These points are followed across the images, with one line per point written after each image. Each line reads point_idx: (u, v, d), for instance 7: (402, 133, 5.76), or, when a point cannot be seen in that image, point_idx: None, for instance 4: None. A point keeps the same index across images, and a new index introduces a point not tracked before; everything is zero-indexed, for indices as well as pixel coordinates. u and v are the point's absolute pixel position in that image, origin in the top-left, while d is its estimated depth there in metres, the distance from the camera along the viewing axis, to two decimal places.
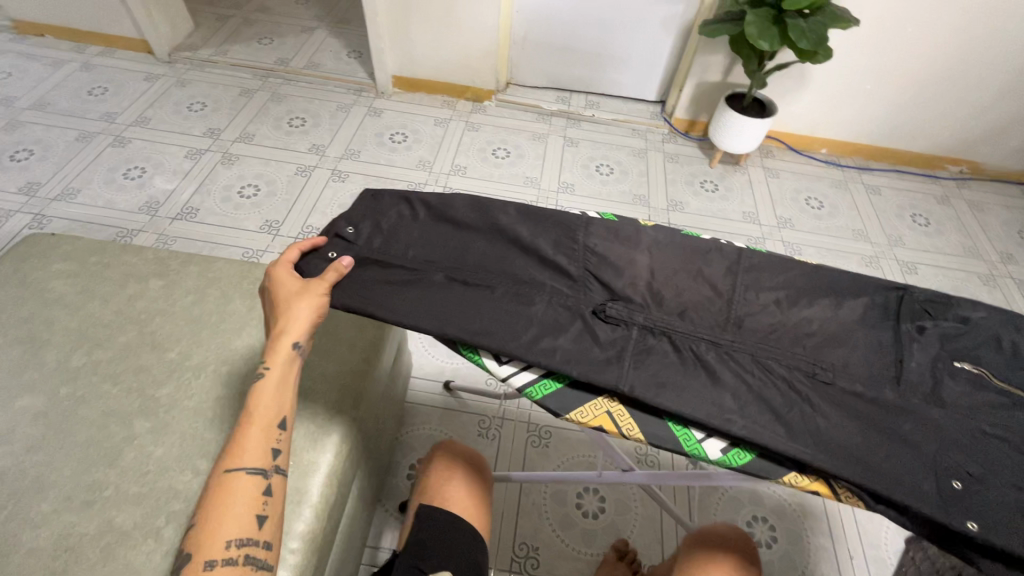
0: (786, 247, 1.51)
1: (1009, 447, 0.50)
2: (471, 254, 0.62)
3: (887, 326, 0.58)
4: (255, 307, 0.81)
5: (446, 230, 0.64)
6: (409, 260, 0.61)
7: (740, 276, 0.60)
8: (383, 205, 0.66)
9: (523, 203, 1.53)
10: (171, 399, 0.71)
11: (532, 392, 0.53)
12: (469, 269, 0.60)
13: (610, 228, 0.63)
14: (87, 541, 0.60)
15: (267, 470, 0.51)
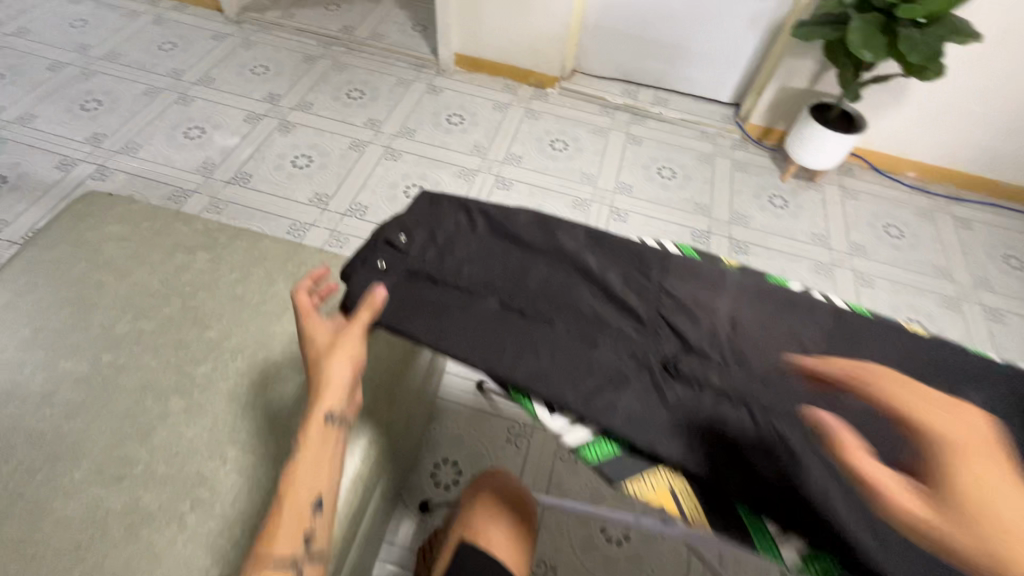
0: (856, 277, 1.39)
1: None
2: (531, 280, 0.57)
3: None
4: None
5: (506, 249, 0.60)
6: (464, 278, 0.57)
7: (838, 343, 0.53)
8: (441, 213, 0.62)
9: (577, 200, 1.46)
10: (207, 379, 0.70)
11: (587, 454, 0.48)
12: (528, 298, 0.56)
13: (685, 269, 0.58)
14: (114, 517, 0.60)
15: (302, 557, 0.44)
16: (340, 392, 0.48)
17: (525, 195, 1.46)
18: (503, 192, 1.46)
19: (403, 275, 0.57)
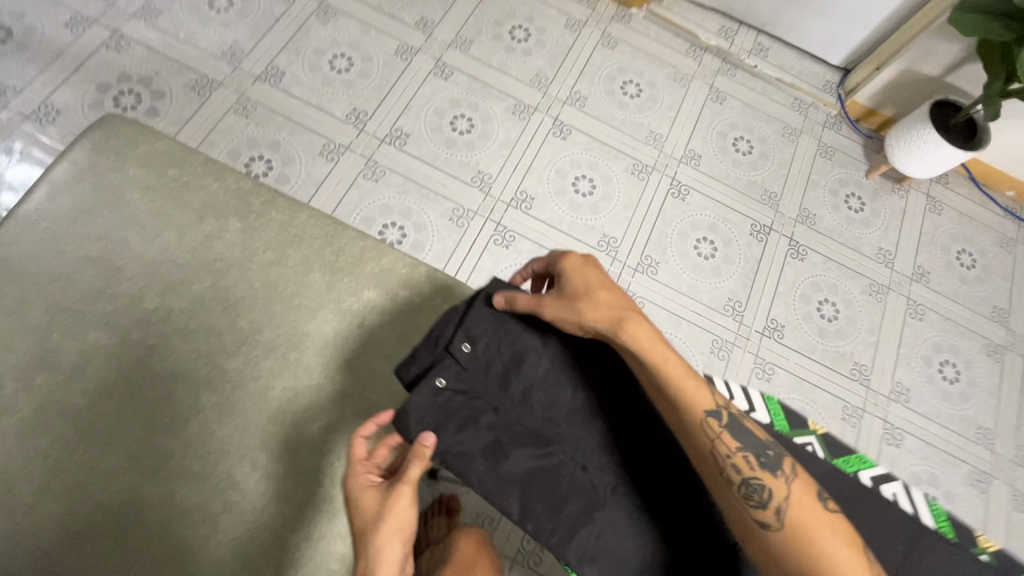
0: (908, 307, 1.32)
1: None
2: (585, 430, 0.65)
3: None
4: (334, 286, 0.74)
5: (565, 389, 0.67)
6: (528, 419, 0.65)
7: None
8: (507, 325, 0.68)
9: (638, 166, 1.32)
10: (238, 376, 0.68)
11: None
12: (583, 452, 0.64)
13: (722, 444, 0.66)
14: (151, 508, 0.62)
15: None
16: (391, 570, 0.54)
17: (582, 149, 1.31)
18: (560, 140, 1.31)
19: (463, 399, 0.64)
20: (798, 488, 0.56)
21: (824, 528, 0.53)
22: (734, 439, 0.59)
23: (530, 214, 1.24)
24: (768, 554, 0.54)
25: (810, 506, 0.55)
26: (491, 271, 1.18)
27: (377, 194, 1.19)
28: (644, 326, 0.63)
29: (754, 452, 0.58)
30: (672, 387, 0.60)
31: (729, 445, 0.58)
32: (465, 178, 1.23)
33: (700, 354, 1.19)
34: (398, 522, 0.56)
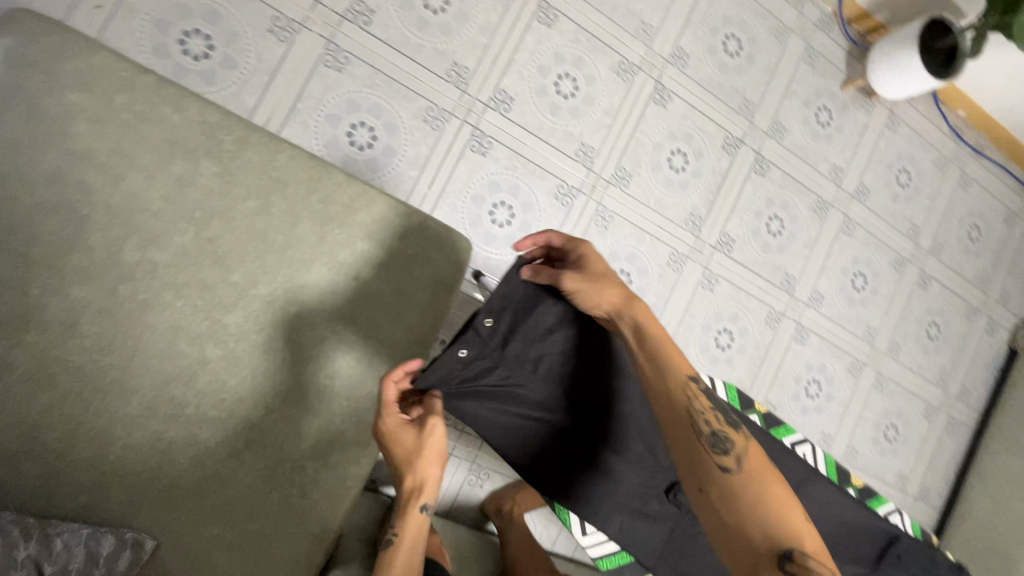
0: (843, 223, 1.46)
1: None
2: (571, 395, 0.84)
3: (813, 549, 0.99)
4: (325, 238, 0.73)
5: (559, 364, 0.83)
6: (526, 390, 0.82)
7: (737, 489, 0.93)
8: (524, 309, 0.79)
9: (624, 65, 1.24)
10: (240, 328, 0.70)
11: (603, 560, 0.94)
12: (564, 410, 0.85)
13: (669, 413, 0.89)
14: (178, 449, 0.69)
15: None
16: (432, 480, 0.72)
17: (569, 40, 1.20)
18: (545, 27, 1.18)
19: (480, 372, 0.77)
20: (752, 446, 0.67)
21: (765, 475, 0.64)
22: (706, 401, 0.71)
23: (509, 117, 1.17)
24: (724, 493, 0.63)
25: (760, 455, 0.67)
26: (467, 181, 1.15)
27: (342, 86, 1.06)
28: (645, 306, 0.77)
29: (721, 414, 0.70)
30: (659, 353, 0.73)
31: (701, 404, 0.70)
32: (440, 72, 1.12)
33: (657, 266, 1.30)
34: (433, 450, 0.71)
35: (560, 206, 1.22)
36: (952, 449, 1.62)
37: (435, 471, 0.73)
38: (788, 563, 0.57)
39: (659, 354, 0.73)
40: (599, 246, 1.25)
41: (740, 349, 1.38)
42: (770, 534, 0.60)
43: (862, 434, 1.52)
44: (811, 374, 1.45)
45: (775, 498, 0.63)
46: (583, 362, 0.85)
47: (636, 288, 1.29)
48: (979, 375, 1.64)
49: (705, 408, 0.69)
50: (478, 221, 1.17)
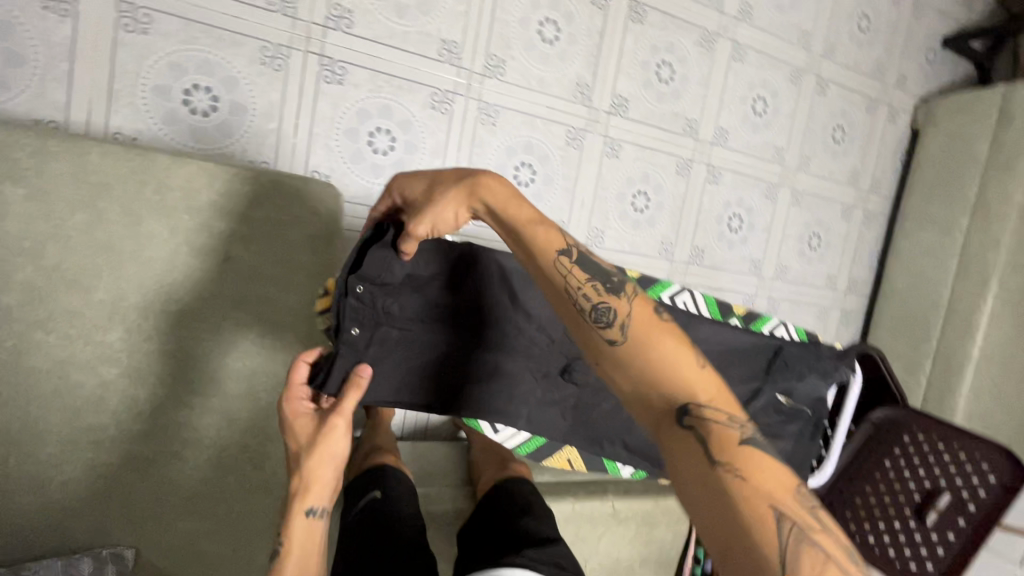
0: (732, 50, 1.43)
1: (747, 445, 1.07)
2: (462, 328, 0.91)
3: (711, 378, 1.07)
4: (178, 228, 0.71)
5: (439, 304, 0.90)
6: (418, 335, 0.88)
7: None
8: (391, 266, 0.82)
9: None
10: (128, 342, 0.69)
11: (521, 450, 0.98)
12: (461, 343, 0.91)
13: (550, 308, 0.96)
14: (117, 468, 0.70)
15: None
16: (328, 477, 0.75)
17: None
18: None
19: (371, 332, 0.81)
20: (637, 304, 0.61)
21: (659, 335, 0.59)
22: (582, 273, 0.63)
23: (355, 34, 1.07)
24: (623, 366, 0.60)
25: (648, 314, 0.61)
26: (333, 117, 1.08)
27: (156, 51, 0.95)
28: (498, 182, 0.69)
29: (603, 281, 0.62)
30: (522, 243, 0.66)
31: (575, 278, 0.63)
32: (260, 2, 1.00)
33: (556, 149, 1.28)
34: (329, 446, 0.73)
35: (440, 115, 1.16)
36: (872, 239, 1.75)
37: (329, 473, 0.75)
38: (682, 418, 0.56)
39: (520, 233, 0.66)
40: (492, 145, 1.22)
41: (658, 206, 1.41)
42: (663, 396, 0.57)
43: (788, 249, 1.62)
44: (731, 209, 1.51)
45: (670, 358, 0.58)
46: (465, 294, 0.91)
47: (541, 176, 1.28)
48: (886, 164, 1.72)
49: (582, 284, 0.62)
50: (359, 155, 1.11)
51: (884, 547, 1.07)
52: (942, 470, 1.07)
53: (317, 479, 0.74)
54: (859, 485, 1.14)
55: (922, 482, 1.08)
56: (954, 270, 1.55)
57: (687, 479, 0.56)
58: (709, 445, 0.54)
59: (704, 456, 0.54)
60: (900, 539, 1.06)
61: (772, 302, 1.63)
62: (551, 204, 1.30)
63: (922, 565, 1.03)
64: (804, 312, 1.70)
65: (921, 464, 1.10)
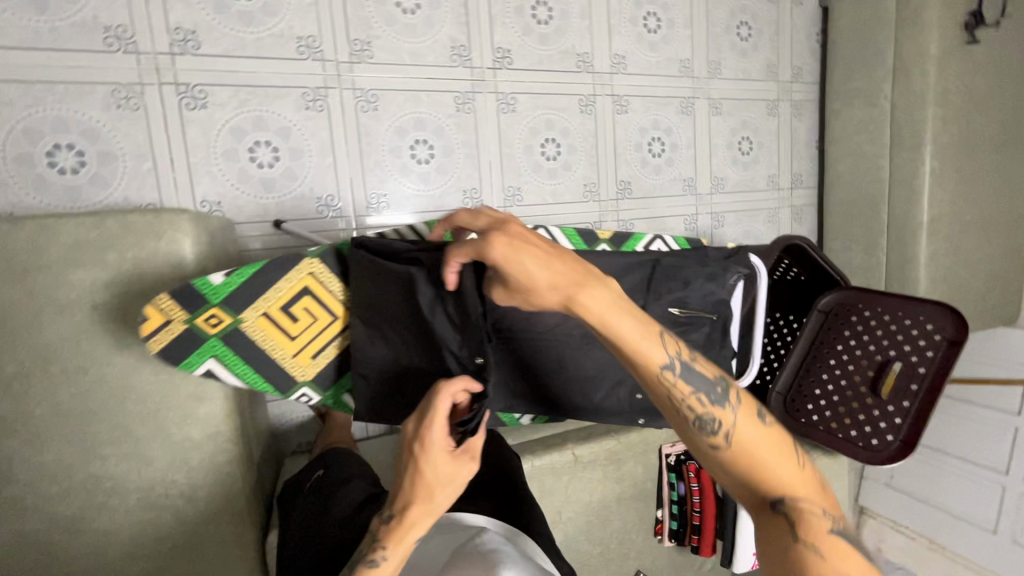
0: None
1: None
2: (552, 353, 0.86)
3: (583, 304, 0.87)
4: (36, 290, 0.70)
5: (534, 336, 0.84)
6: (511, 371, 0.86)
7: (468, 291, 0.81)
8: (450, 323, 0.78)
9: None
10: (19, 412, 0.70)
11: None
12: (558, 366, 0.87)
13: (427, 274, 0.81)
14: (47, 530, 0.72)
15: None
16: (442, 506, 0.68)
17: None
18: None
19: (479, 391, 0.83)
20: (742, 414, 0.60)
21: (764, 441, 0.60)
22: (685, 385, 0.60)
23: (205, 54, 1.05)
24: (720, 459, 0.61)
25: (749, 424, 0.61)
26: (207, 142, 1.06)
27: (6, 122, 0.94)
28: (597, 300, 0.58)
29: (706, 390, 0.61)
30: (617, 339, 0.59)
31: (681, 390, 0.60)
32: (98, 46, 0.98)
33: (448, 118, 1.25)
34: (454, 489, 0.68)
35: (317, 113, 1.14)
36: (805, 128, 1.70)
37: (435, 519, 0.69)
38: (774, 505, 0.58)
39: (614, 339, 0.60)
40: (380, 130, 1.19)
41: (569, 149, 1.39)
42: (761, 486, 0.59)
43: (718, 159, 1.59)
44: (649, 134, 1.48)
45: (773, 455, 0.60)
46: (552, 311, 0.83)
47: (440, 149, 1.25)
48: (802, 50, 1.66)
49: (686, 397, 0.60)
50: (245, 174, 1.10)
51: (847, 430, 1.06)
52: (889, 340, 1.07)
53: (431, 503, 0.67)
54: (816, 375, 1.12)
55: (871, 356, 1.07)
56: (888, 139, 1.50)
57: (771, 559, 0.58)
58: (797, 527, 0.57)
59: (791, 543, 0.56)
60: (861, 417, 1.05)
61: (716, 217, 1.61)
62: (457, 175, 1.28)
63: (883, 438, 1.02)
64: (752, 219, 1.67)
65: (868, 338, 1.09)
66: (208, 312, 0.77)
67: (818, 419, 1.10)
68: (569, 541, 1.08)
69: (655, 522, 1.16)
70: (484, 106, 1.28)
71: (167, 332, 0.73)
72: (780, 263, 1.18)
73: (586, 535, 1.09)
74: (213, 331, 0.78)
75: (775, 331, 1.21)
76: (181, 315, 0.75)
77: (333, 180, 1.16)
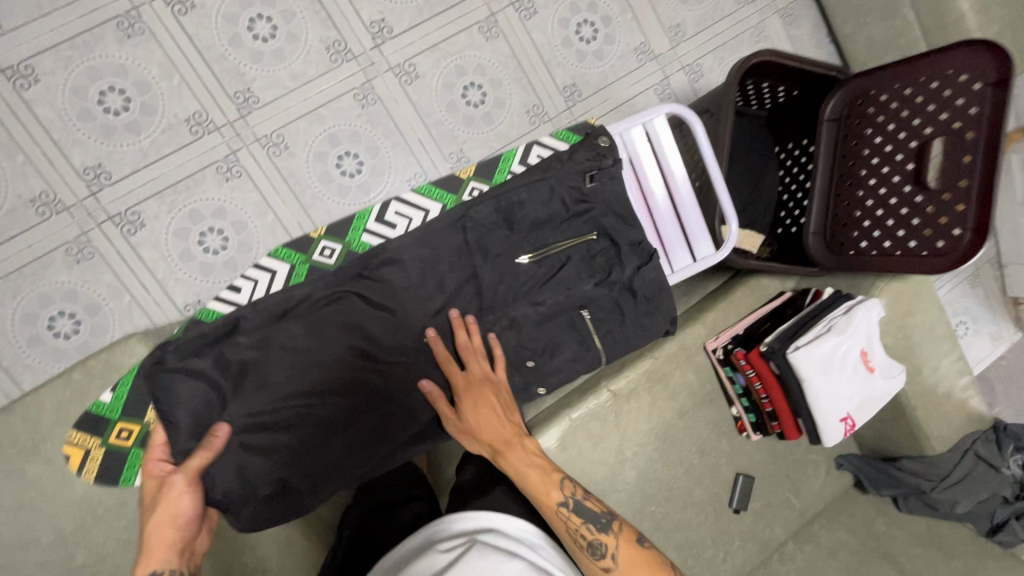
0: None
1: (552, 301, 0.95)
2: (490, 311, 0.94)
3: (473, 267, 0.92)
4: (53, 454, 0.80)
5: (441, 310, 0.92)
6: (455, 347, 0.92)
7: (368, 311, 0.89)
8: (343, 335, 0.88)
9: (124, 27, 1.06)
10: (95, 553, 0.81)
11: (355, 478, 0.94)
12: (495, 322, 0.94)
13: (314, 316, 0.87)
14: None
15: None
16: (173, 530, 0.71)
17: (61, 66, 1.04)
18: (34, 86, 1.03)
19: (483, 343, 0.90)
20: (622, 537, 0.76)
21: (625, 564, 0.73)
22: (578, 518, 0.76)
23: (118, 178, 1.08)
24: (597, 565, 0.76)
25: (626, 551, 0.75)
26: (162, 255, 1.11)
27: (5, 320, 1.05)
28: (508, 450, 0.79)
29: (596, 521, 0.76)
30: (524, 480, 0.77)
31: (574, 521, 0.76)
32: (34, 219, 1.05)
33: (358, 118, 1.19)
34: (168, 514, 0.72)
35: (238, 179, 1.14)
36: None
37: (179, 539, 0.71)
38: None
39: (525, 485, 0.77)
40: (301, 162, 1.17)
41: (494, 85, 1.26)
42: None
43: (665, 5, 1.35)
44: (573, 21, 1.30)
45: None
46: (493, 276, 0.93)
47: (365, 153, 1.20)
48: None
49: (580, 526, 0.75)
50: (207, 266, 1.14)
51: (904, 243, 0.89)
52: (921, 119, 0.86)
53: (157, 524, 0.71)
54: (848, 196, 0.95)
55: (905, 146, 0.88)
56: None
57: None
58: None
59: None
60: (916, 222, 0.87)
61: (690, 68, 1.38)
62: (394, 169, 1.23)
63: (949, 236, 0.84)
64: (738, 48, 1.41)
65: (896, 127, 0.89)
66: (118, 428, 0.81)
67: (866, 244, 0.93)
68: (646, 474, 1.01)
69: (735, 420, 1.05)
70: (388, 83, 1.20)
71: (92, 460, 0.80)
72: (760, 88, 1.02)
73: (661, 463, 1.02)
74: (129, 443, 0.81)
75: (790, 161, 1.08)
76: (97, 442, 0.80)
77: (282, 230, 1.17)
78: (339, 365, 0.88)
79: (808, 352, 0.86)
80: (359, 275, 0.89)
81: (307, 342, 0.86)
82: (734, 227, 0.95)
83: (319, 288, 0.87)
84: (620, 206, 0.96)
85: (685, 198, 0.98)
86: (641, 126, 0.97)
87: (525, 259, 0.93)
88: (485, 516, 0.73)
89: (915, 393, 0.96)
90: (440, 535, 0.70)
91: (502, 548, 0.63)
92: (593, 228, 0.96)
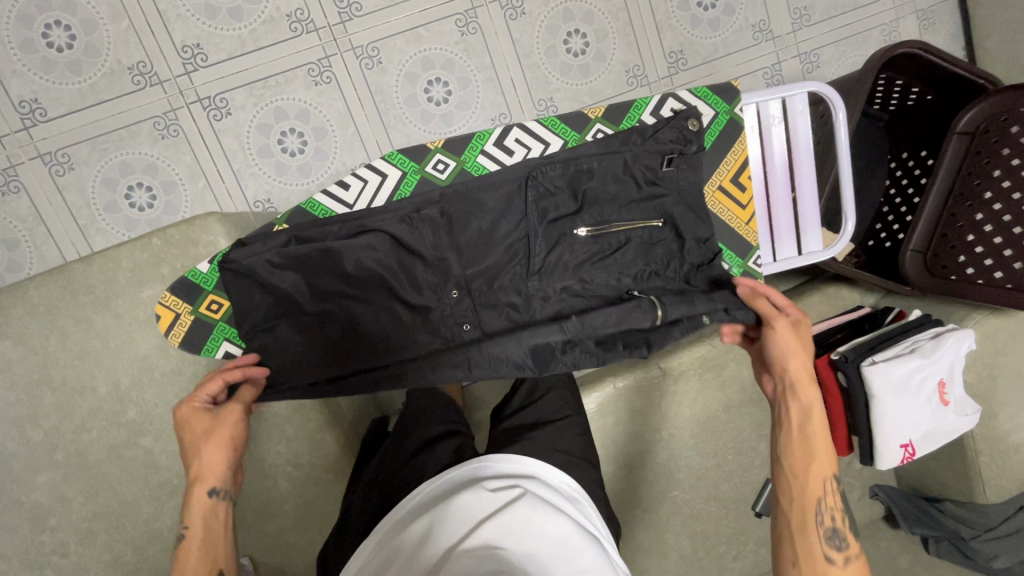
0: None
1: (606, 283, 0.88)
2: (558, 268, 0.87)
3: (536, 228, 0.85)
4: (120, 312, 0.83)
5: (493, 260, 0.85)
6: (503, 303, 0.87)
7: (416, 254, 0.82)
8: (387, 269, 0.81)
9: None
10: (145, 414, 0.84)
11: None
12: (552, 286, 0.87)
13: (362, 248, 0.79)
14: None
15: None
16: (220, 461, 0.70)
17: None
18: None
19: (556, 293, 0.87)
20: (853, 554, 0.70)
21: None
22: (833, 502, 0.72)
23: (213, 62, 1.08)
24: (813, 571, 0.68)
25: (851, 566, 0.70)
26: (241, 145, 1.12)
27: (88, 178, 1.08)
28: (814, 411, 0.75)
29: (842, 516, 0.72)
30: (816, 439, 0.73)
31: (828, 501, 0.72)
32: (129, 87, 1.06)
33: (455, 46, 1.16)
34: (223, 434, 0.72)
35: (326, 86, 1.13)
36: None
37: (225, 466, 0.71)
38: None
39: (811, 442, 0.73)
40: (392, 81, 1.15)
41: (598, 36, 1.21)
42: None
43: None
44: None
45: None
46: (569, 229, 0.86)
47: (456, 83, 1.17)
48: None
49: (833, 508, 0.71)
50: (282, 165, 1.14)
51: None
52: None
53: (206, 451, 0.70)
54: (963, 217, 0.90)
55: None
56: None
57: None
58: None
59: None
60: None
61: (807, 58, 1.28)
62: (481, 104, 1.20)
63: None
64: (864, 46, 1.31)
65: None
66: (209, 299, 0.84)
67: (973, 271, 0.90)
68: (678, 459, 0.99)
69: None
70: (491, 14, 1.16)
71: (180, 325, 0.83)
72: (890, 85, 0.97)
73: (696, 451, 1.00)
74: (217, 315, 0.84)
75: (901, 172, 1.02)
76: (186, 309, 0.83)
77: (360, 146, 1.16)
78: (380, 302, 0.83)
79: (889, 367, 0.83)
80: (403, 217, 0.83)
81: (349, 274, 0.80)
82: (846, 232, 0.92)
83: (350, 226, 0.82)
84: (692, 204, 0.87)
85: (806, 187, 0.93)
86: (780, 101, 0.91)
87: (584, 231, 0.85)
88: (518, 458, 0.67)
89: (985, 436, 0.92)
90: (470, 476, 0.65)
91: (540, 505, 0.58)
92: (659, 215, 0.87)
